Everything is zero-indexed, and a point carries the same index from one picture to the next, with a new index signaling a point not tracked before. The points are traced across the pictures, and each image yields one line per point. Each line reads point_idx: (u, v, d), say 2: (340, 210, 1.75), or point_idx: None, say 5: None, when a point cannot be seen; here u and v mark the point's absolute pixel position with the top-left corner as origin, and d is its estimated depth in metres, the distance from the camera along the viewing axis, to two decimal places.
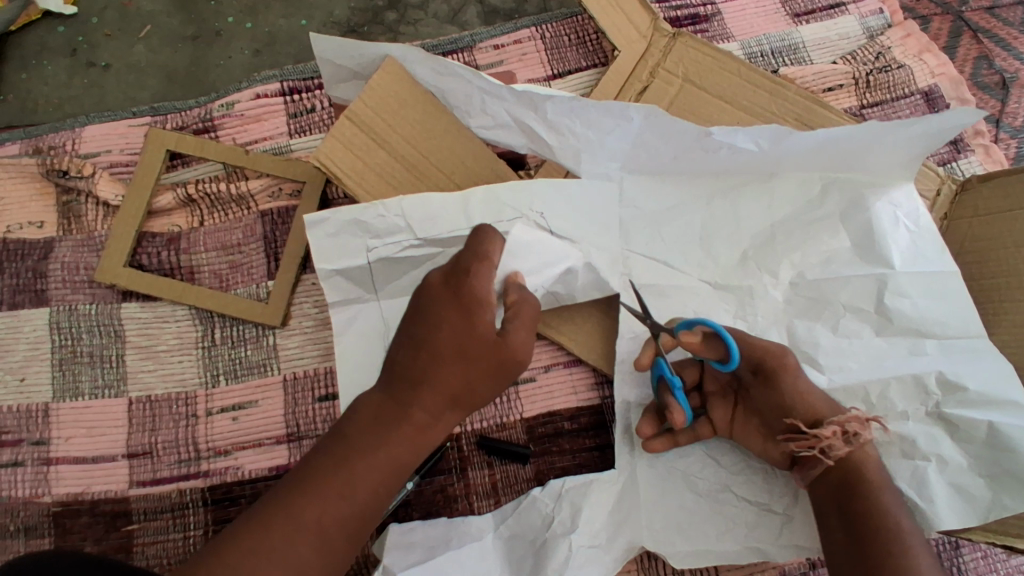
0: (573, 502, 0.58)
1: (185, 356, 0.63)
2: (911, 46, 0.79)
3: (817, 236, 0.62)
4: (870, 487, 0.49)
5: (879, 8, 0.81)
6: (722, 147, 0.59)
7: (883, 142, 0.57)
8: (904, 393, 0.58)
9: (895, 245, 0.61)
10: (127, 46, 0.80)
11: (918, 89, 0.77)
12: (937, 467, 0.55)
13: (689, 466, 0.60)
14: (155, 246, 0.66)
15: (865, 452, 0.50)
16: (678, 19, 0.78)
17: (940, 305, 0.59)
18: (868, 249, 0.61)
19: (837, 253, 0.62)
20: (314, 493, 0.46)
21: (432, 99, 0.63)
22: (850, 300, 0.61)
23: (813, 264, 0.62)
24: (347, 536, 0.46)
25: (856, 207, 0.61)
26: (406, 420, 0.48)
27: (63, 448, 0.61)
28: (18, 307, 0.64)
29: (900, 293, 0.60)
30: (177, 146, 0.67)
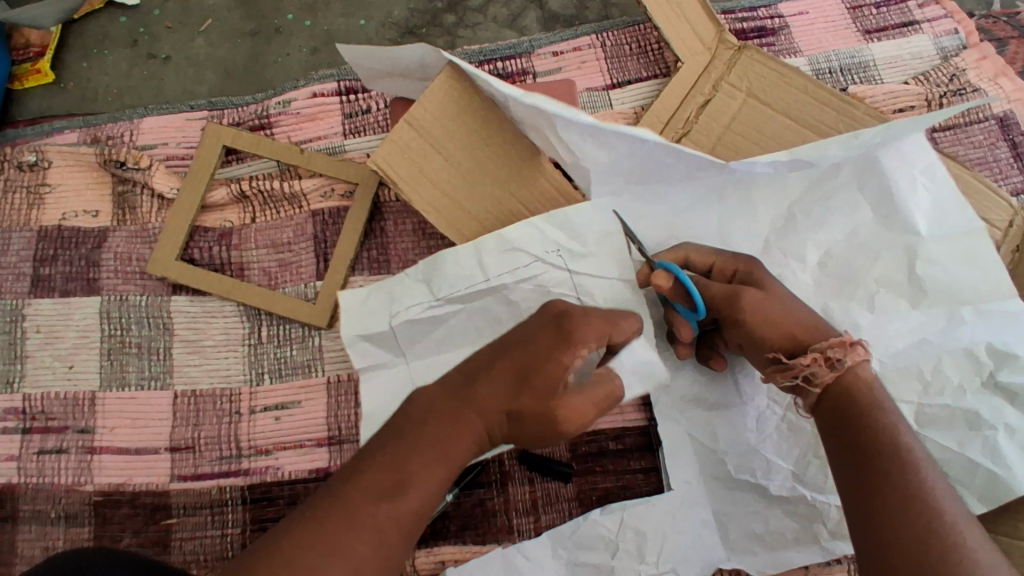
0: (634, 526, 0.57)
1: (231, 352, 0.63)
2: (987, 69, 0.75)
3: (834, 211, 0.59)
4: (864, 416, 0.45)
5: (954, 29, 0.77)
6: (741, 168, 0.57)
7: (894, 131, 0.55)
8: (958, 365, 0.57)
9: (915, 210, 0.59)
10: (186, 39, 0.81)
11: (993, 115, 0.74)
12: (1006, 434, 0.55)
13: (752, 468, 0.57)
14: (206, 241, 0.66)
15: (855, 374, 0.47)
16: (744, 31, 0.76)
17: (969, 268, 0.58)
18: (891, 221, 0.59)
19: (858, 228, 0.60)
20: (372, 493, 0.45)
21: (446, 106, 0.59)
22: (883, 275, 0.59)
23: (838, 241, 0.60)
24: (399, 539, 0.45)
25: (875, 179, 0.59)
26: (466, 417, 0.49)
27: (108, 437, 0.61)
28: (71, 295, 0.65)
29: (931, 260, 0.58)
30: (234, 142, 0.67)
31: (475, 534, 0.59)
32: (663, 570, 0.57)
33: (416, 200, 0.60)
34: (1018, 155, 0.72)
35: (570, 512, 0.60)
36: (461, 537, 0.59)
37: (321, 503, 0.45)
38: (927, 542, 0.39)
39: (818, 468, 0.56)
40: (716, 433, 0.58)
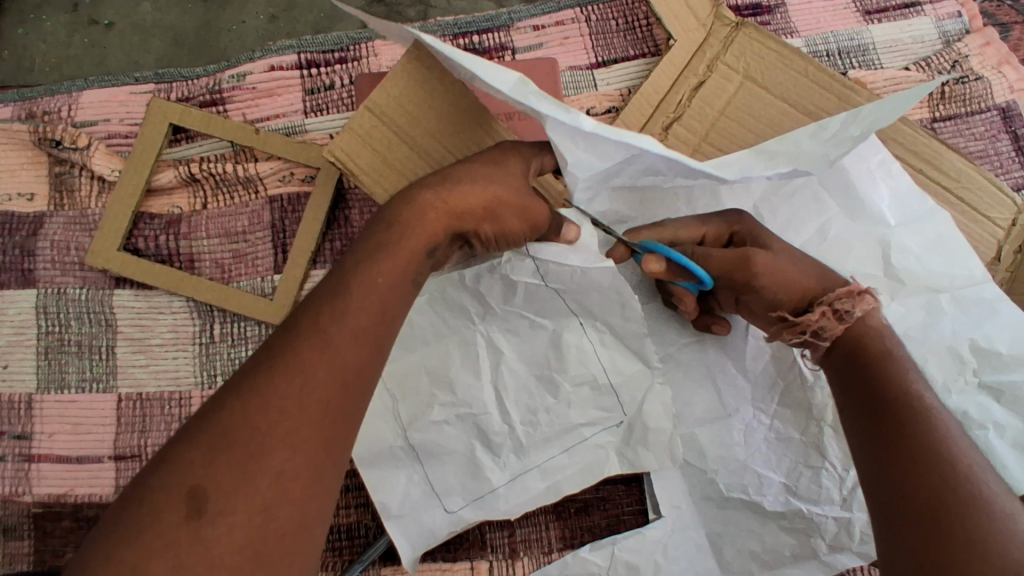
0: (627, 559, 0.54)
1: (180, 352, 0.58)
2: (990, 57, 0.71)
3: (803, 205, 0.55)
4: (875, 367, 0.41)
5: (957, 12, 0.73)
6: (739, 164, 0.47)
7: None
8: (941, 363, 0.53)
9: (883, 200, 0.55)
10: (132, 3, 0.74)
11: (995, 105, 0.70)
12: (994, 432, 0.52)
13: (743, 484, 0.53)
14: (152, 229, 0.61)
15: (865, 325, 0.43)
16: (738, 8, 0.71)
17: (943, 258, 0.54)
18: (858, 210, 0.55)
19: (830, 221, 0.55)
20: (226, 442, 0.33)
21: (412, 83, 0.51)
22: (859, 269, 0.55)
23: (810, 236, 0.55)
24: (305, 452, 0.34)
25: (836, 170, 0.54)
26: (334, 333, 0.37)
27: (46, 444, 0.56)
28: (4, 287, 0.60)
29: (903, 249, 0.55)
30: (181, 120, 0.61)
31: (446, 550, 0.55)
32: None
33: (380, 188, 0.55)
34: (1018, 149, 0.69)
35: (548, 526, 0.56)
36: (433, 554, 0.55)
37: (171, 479, 0.32)
38: (940, 493, 0.35)
39: (810, 480, 0.52)
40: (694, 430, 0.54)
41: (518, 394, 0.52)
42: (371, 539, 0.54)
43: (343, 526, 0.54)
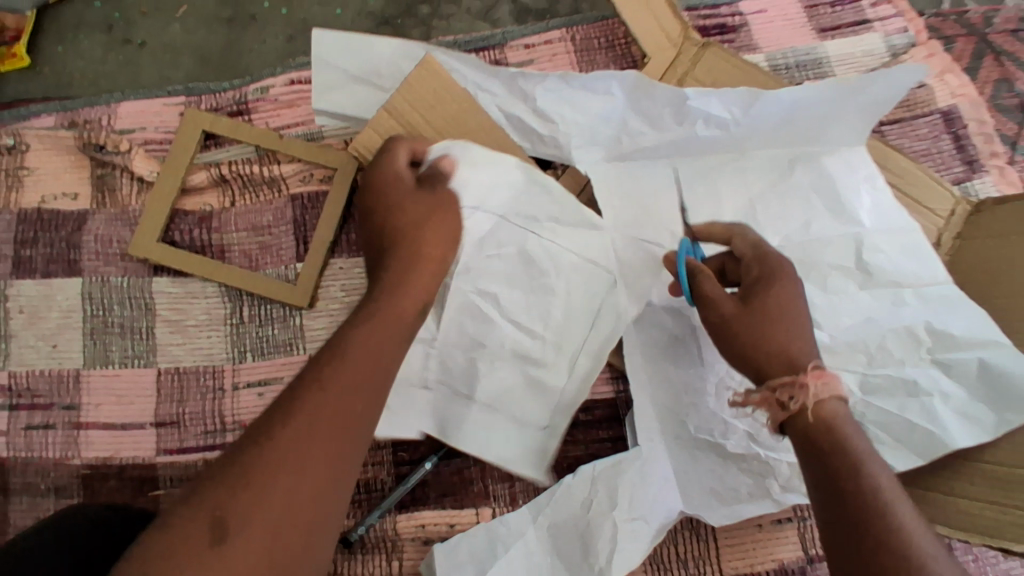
0: (607, 483, 0.59)
1: (214, 331, 0.65)
2: (934, 66, 0.80)
3: (788, 202, 0.64)
4: (827, 430, 0.46)
5: (904, 28, 0.81)
6: (700, 120, 0.61)
7: (839, 111, 0.59)
8: (899, 343, 0.61)
9: (861, 205, 0.63)
10: (163, 25, 0.82)
11: (937, 108, 0.78)
12: (940, 400, 0.59)
13: (710, 429, 0.60)
14: (187, 224, 0.68)
15: (822, 410, 0.47)
16: (706, 27, 0.80)
17: (910, 262, 0.62)
18: (840, 211, 0.64)
19: (812, 218, 0.64)
20: (247, 477, 0.38)
21: (431, 88, 0.63)
22: (834, 260, 0.63)
23: (794, 229, 0.64)
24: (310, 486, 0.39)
25: (824, 180, 0.64)
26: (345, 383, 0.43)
27: (93, 414, 0.62)
28: (52, 276, 0.66)
29: (875, 248, 0.63)
30: (212, 128, 0.69)
31: (451, 498, 0.60)
32: (634, 516, 0.59)
33: None
34: (960, 148, 0.77)
35: (545, 478, 0.61)
36: (439, 502, 0.60)
37: (199, 509, 0.38)
38: (880, 540, 0.40)
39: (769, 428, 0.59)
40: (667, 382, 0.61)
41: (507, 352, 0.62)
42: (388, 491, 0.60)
43: (360, 480, 0.60)
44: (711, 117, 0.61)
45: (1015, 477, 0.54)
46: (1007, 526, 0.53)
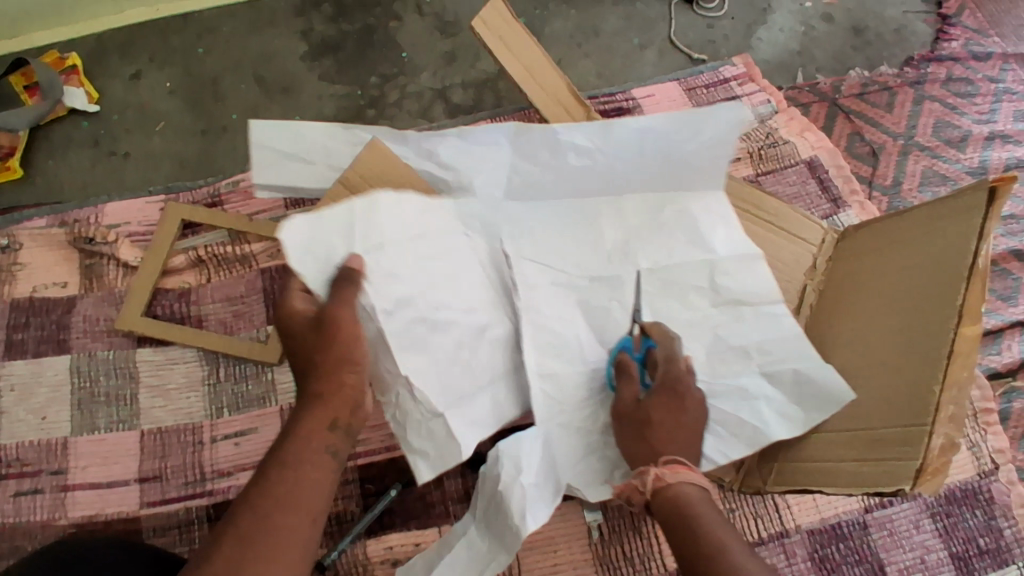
0: None
1: (193, 392, 0.72)
2: (795, 127, 0.98)
3: (665, 231, 0.66)
4: (686, 512, 0.50)
5: (767, 99, 1.00)
6: (568, 149, 0.64)
7: (693, 144, 0.62)
8: (729, 360, 0.63)
9: (715, 237, 0.65)
10: (143, 138, 0.94)
11: (802, 159, 0.95)
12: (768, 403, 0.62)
13: None
14: (168, 300, 0.77)
15: (677, 491, 0.52)
16: (606, 111, 0.97)
17: (745, 281, 0.64)
18: (700, 242, 0.65)
19: (676, 248, 0.66)
20: None
21: None
22: (693, 279, 0.65)
23: (660, 257, 0.65)
24: None
25: (681, 218, 0.66)
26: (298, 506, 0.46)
27: (80, 476, 0.68)
28: (42, 355, 0.73)
29: (724, 275, 0.65)
30: (190, 217, 0.80)
31: (416, 521, 0.68)
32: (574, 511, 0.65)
33: None
34: (824, 188, 0.94)
35: None
36: (405, 525, 0.68)
37: None
38: None
39: None
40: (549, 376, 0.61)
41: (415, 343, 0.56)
42: (357, 520, 0.68)
43: (334, 514, 0.68)
44: (578, 146, 0.64)
45: (880, 435, 0.63)
46: (880, 476, 0.62)
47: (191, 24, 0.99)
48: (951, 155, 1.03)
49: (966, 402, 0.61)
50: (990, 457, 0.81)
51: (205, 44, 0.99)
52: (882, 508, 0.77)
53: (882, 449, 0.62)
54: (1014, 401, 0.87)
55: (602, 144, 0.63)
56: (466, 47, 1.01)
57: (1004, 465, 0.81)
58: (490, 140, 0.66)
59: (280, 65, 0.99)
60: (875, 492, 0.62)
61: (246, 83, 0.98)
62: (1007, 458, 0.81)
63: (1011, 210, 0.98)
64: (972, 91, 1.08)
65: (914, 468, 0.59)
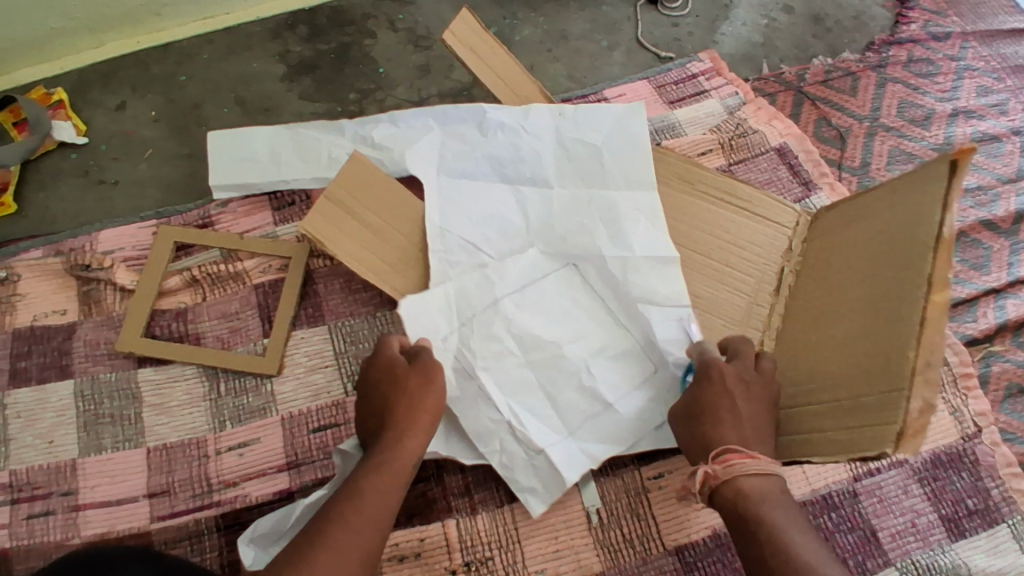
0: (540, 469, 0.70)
1: (195, 408, 0.75)
2: (763, 116, 1.01)
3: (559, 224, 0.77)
4: (753, 508, 0.55)
5: (734, 91, 1.04)
6: (495, 130, 0.81)
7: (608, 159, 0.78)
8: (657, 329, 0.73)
9: (633, 233, 0.76)
10: (132, 165, 0.96)
11: (771, 147, 0.98)
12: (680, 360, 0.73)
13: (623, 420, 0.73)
14: (165, 320, 0.79)
15: (741, 487, 0.57)
16: None
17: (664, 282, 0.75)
18: (619, 238, 0.76)
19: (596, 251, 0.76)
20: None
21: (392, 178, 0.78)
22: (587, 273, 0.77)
23: (564, 253, 0.77)
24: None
25: (611, 212, 0.77)
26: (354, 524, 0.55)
27: (90, 495, 0.70)
28: (46, 381, 0.76)
29: (638, 269, 0.75)
30: (182, 238, 0.82)
31: (420, 517, 0.71)
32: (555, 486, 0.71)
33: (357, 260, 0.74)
34: (795, 173, 0.97)
35: (497, 488, 0.72)
36: (409, 522, 0.70)
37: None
38: None
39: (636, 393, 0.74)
40: (567, 401, 0.72)
41: (519, 389, 0.72)
42: None
43: None
44: (503, 127, 0.81)
45: (861, 403, 0.66)
46: (863, 443, 0.64)
47: (171, 53, 1.02)
48: (916, 133, 1.06)
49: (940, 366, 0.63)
50: (972, 420, 0.84)
51: (186, 72, 1.01)
52: (870, 476, 0.80)
53: (863, 416, 0.65)
54: (993, 364, 0.90)
55: (545, 137, 0.80)
56: (440, 59, 1.05)
57: (987, 428, 0.84)
58: (464, 119, 0.83)
59: (260, 87, 1.01)
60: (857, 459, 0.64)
61: (229, 107, 1.00)
62: (989, 420, 0.84)
63: (978, 182, 1.02)
64: (933, 71, 1.12)
65: (894, 430, 0.62)
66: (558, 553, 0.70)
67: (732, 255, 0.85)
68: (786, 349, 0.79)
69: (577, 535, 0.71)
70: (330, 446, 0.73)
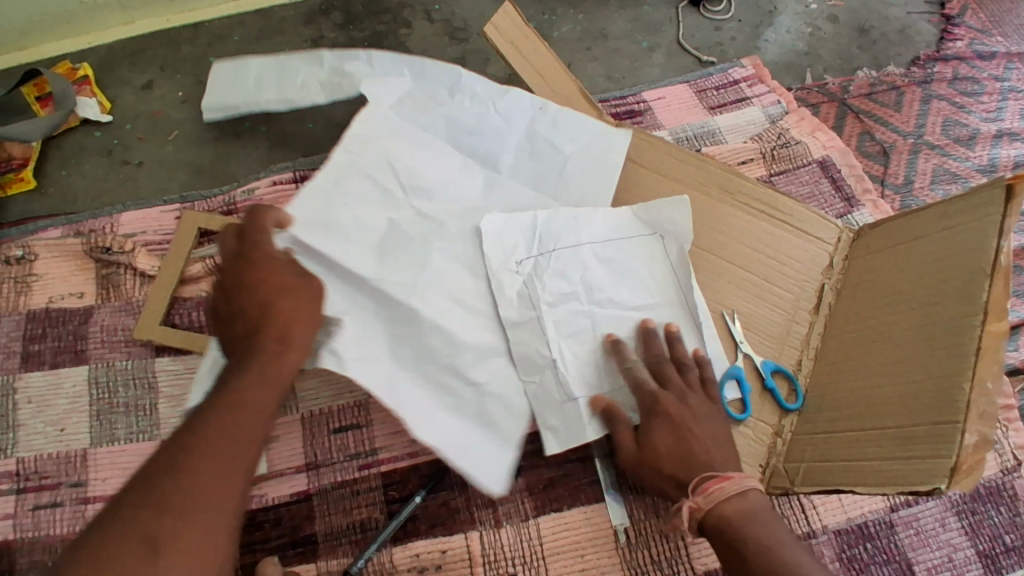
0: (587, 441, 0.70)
1: None
2: (806, 127, 0.98)
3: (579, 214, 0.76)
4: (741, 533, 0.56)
5: (777, 100, 1.00)
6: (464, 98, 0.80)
7: (609, 164, 0.80)
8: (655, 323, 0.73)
9: (639, 228, 0.76)
10: (157, 146, 0.94)
11: (814, 159, 0.95)
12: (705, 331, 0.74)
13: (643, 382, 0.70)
14: (186, 308, 0.77)
15: (726, 511, 0.58)
16: (618, 113, 0.97)
17: (666, 283, 0.75)
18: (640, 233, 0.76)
19: (614, 243, 0.75)
20: (165, 516, 0.41)
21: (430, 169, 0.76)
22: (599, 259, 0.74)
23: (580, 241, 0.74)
24: (210, 510, 0.42)
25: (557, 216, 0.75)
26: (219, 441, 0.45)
27: (101, 487, 0.68)
28: (60, 366, 0.73)
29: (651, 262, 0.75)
30: (207, 224, 0.78)
31: (442, 527, 0.68)
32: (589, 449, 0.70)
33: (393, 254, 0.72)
34: (837, 188, 0.94)
35: (523, 501, 0.69)
36: (431, 531, 0.67)
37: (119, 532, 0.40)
38: None
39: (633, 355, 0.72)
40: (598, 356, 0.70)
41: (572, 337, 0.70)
42: (382, 527, 0.67)
43: (358, 521, 0.67)
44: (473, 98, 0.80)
45: (911, 433, 0.62)
46: (914, 474, 0.61)
47: (201, 33, 1.00)
48: (959, 153, 1.03)
49: (995, 400, 0.60)
50: (1012, 453, 0.81)
51: (215, 53, 0.99)
52: (907, 507, 0.76)
53: (913, 446, 0.62)
54: None
55: (512, 128, 0.80)
56: (475, 53, 1.02)
57: None
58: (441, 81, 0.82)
59: None
60: (903, 491, 0.61)
61: None
62: None
63: None
64: (979, 90, 1.08)
65: (949, 464, 0.58)
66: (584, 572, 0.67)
67: (771, 269, 0.80)
68: (826, 368, 0.75)
69: (603, 555, 0.68)
70: (351, 447, 0.70)
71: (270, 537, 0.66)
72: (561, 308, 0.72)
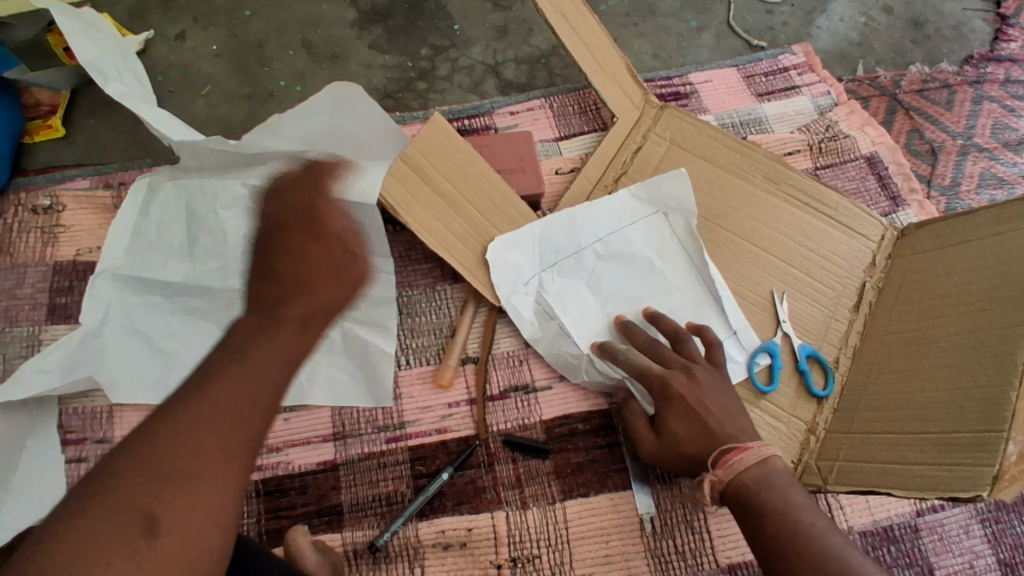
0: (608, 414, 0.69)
1: None
2: (855, 120, 0.95)
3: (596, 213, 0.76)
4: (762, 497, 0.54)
5: (826, 91, 0.97)
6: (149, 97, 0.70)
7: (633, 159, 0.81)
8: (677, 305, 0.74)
9: (664, 220, 0.77)
10: (189, 101, 0.91)
11: (862, 155, 0.92)
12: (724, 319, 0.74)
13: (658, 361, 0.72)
14: None
15: (744, 476, 0.56)
16: (662, 95, 0.95)
17: (686, 270, 0.76)
18: (660, 226, 0.77)
19: (633, 236, 0.76)
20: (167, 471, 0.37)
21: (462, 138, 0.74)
22: (621, 253, 0.75)
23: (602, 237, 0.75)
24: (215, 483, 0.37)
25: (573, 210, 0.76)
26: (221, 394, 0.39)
27: None
28: None
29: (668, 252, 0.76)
30: None
31: (468, 504, 0.67)
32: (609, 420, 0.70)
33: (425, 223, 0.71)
34: (883, 186, 0.91)
35: (550, 484, 0.69)
36: (457, 508, 0.67)
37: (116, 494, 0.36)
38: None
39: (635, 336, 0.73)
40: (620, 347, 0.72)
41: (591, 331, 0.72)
42: (408, 502, 0.67)
43: (383, 494, 0.67)
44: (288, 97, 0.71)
45: (953, 439, 0.61)
46: (953, 480, 0.59)
47: None
48: (1009, 158, 1.00)
49: None
50: None
51: (252, 7, 0.96)
52: (933, 513, 0.76)
53: (954, 453, 0.60)
54: None
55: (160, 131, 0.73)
56: (518, 22, 0.98)
57: None
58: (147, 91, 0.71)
59: (327, 31, 0.96)
60: (944, 497, 0.59)
61: (294, 49, 0.95)
62: None
63: None
64: None
65: (993, 472, 0.57)
66: (608, 558, 0.67)
67: (813, 263, 0.78)
68: (862, 372, 0.74)
69: (627, 542, 0.67)
70: (379, 420, 0.70)
71: (296, 503, 0.66)
72: (581, 307, 0.73)
